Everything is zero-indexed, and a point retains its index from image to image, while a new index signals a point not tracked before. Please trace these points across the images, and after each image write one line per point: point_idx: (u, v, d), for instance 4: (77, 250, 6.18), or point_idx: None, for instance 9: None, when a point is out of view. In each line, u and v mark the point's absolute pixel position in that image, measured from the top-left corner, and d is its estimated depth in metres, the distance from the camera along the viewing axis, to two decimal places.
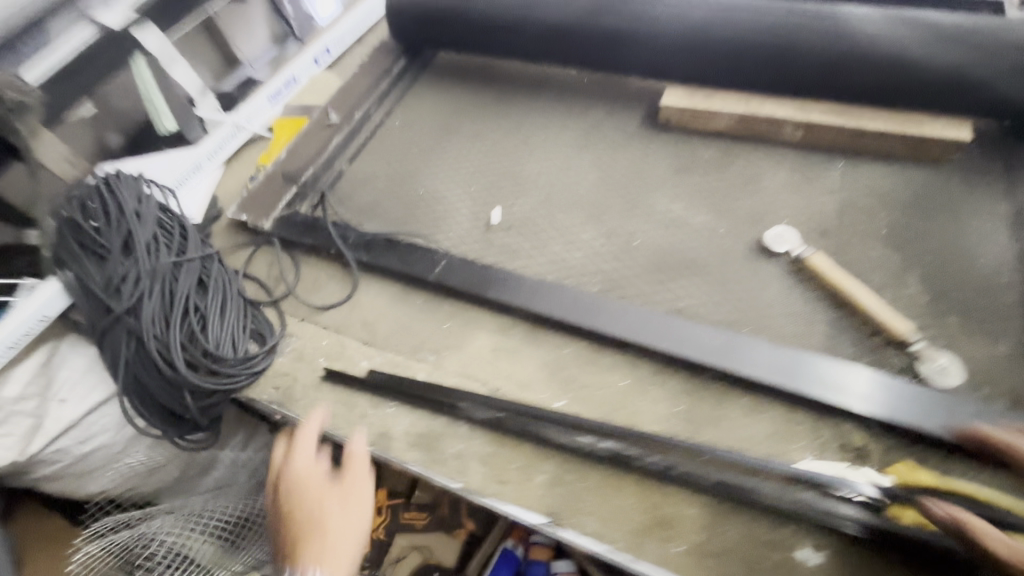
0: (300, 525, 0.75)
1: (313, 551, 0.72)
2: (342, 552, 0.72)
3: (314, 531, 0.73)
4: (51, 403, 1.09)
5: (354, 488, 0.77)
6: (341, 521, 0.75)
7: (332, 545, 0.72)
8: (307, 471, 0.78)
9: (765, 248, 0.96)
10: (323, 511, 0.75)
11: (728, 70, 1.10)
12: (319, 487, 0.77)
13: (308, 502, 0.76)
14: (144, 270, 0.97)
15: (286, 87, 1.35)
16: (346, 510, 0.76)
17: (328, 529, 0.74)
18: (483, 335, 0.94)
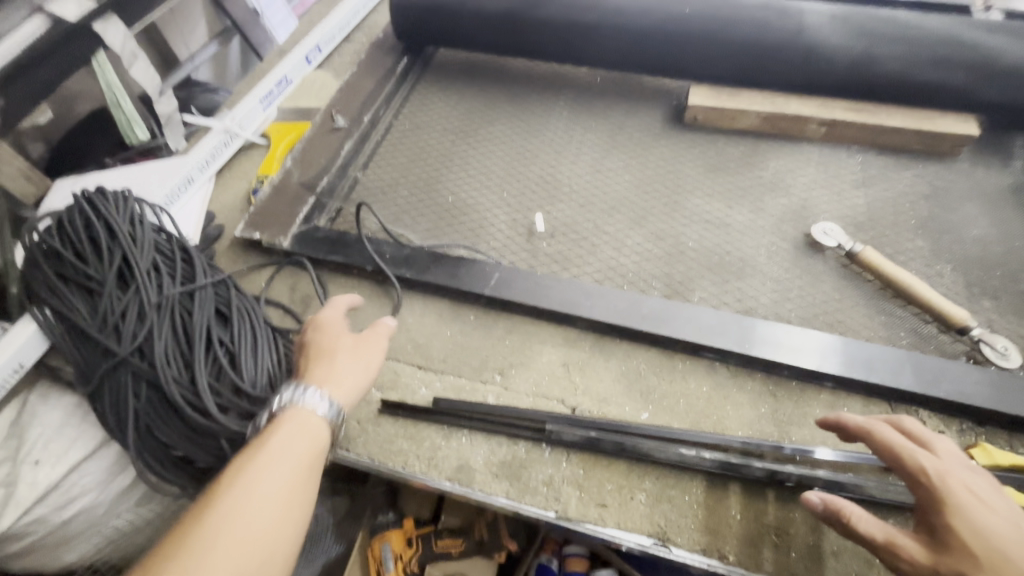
0: (310, 356, 0.74)
1: (316, 375, 0.71)
2: (345, 378, 0.71)
3: (320, 359, 0.73)
4: (24, 466, 0.89)
5: (371, 340, 0.76)
6: (350, 359, 0.74)
7: (337, 372, 0.72)
8: (328, 317, 0.78)
9: (812, 243, 0.98)
10: (337, 343, 0.75)
11: (754, 71, 1.12)
12: (337, 330, 0.76)
13: (325, 334, 0.76)
14: (150, 304, 0.83)
15: (278, 88, 1.23)
16: (357, 353, 0.74)
17: (336, 359, 0.73)
18: (549, 350, 0.88)
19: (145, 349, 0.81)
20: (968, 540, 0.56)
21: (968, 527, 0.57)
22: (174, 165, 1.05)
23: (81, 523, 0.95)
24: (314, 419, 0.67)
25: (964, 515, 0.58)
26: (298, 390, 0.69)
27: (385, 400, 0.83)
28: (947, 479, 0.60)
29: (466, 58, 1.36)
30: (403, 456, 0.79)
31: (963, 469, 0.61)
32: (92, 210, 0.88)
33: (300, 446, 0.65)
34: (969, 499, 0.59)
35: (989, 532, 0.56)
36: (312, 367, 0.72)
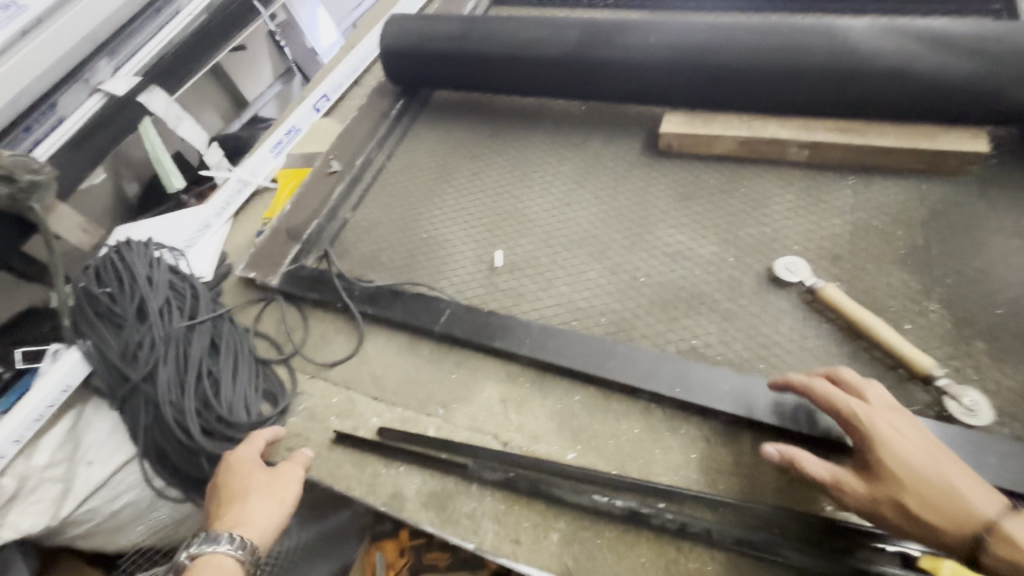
0: (226, 500, 0.80)
1: (230, 518, 0.78)
2: (257, 517, 0.77)
3: (235, 501, 0.79)
4: (80, 465, 1.11)
5: (287, 472, 0.83)
6: (262, 495, 0.80)
7: (251, 512, 0.78)
8: (241, 458, 0.84)
9: (775, 278, 0.93)
10: (250, 482, 0.81)
11: (729, 95, 1.08)
12: (251, 467, 0.83)
13: (238, 477, 0.82)
14: (158, 336, 0.99)
15: (287, 137, 1.39)
16: (271, 489, 0.81)
17: (249, 499, 0.79)
18: (492, 386, 0.93)
19: (153, 376, 0.98)
20: (895, 470, 0.63)
21: (894, 459, 0.63)
22: (196, 214, 1.24)
23: (126, 512, 1.18)
24: (226, 559, 0.73)
25: (890, 449, 0.64)
26: (209, 539, 0.75)
27: (338, 430, 0.92)
28: (874, 421, 0.66)
29: (459, 96, 1.43)
30: (348, 481, 0.87)
31: (886, 409, 0.67)
32: (123, 257, 1.07)
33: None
34: (895, 435, 0.65)
35: (912, 460, 0.63)
36: (227, 511, 0.79)
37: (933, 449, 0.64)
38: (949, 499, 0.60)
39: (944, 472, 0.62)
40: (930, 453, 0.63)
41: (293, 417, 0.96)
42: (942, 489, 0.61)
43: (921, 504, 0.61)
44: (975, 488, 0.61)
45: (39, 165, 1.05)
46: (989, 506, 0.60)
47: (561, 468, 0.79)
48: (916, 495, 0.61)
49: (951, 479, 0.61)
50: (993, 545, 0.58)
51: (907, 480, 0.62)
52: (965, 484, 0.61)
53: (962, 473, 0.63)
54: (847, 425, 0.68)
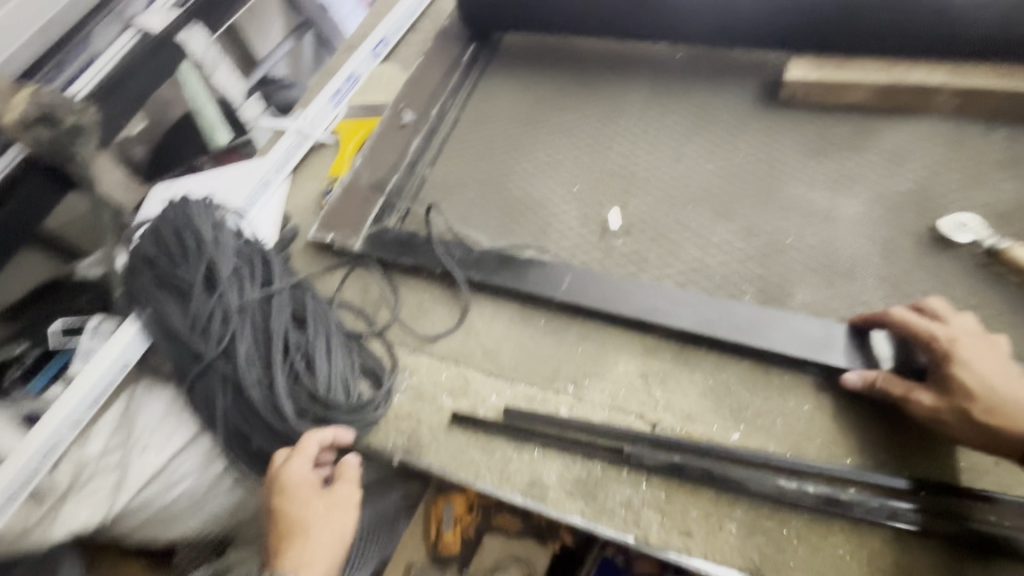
0: (282, 535, 0.70)
1: (290, 557, 0.68)
2: (323, 555, 0.69)
3: (294, 539, 0.70)
4: (134, 452, 0.96)
5: (343, 496, 0.73)
6: (325, 528, 0.71)
7: (312, 550, 0.69)
8: (290, 484, 0.73)
9: (940, 238, 0.84)
10: (308, 512, 0.71)
11: (871, 38, 0.96)
12: (304, 491, 0.72)
13: (294, 509, 0.71)
14: (233, 307, 0.86)
15: (347, 85, 1.22)
16: (332, 521, 0.71)
17: (311, 534, 0.70)
18: (627, 360, 0.82)
19: (230, 353, 0.85)
20: (969, 383, 0.62)
21: (969, 375, 0.62)
22: (253, 170, 1.09)
23: (182, 507, 0.99)
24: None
25: (967, 365, 0.63)
26: None
27: (455, 411, 0.81)
28: (956, 342, 0.65)
29: (533, 43, 1.28)
30: (475, 468, 0.77)
31: (974, 336, 0.65)
32: (181, 217, 0.93)
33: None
34: (976, 355, 0.63)
35: (989, 377, 0.62)
36: (285, 550, 0.69)
37: (1011, 369, 0.63)
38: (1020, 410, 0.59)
39: (1018, 387, 0.61)
40: (1010, 374, 0.62)
41: (398, 398, 0.85)
42: (1014, 401, 0.60)
43: (987, 413, 0.60)
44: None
45: (82, 107, 0.89)
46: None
47: (737, 454, 0.69)
48: (985, 405, 0.61)
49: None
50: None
51: (981, 391, 0.61)
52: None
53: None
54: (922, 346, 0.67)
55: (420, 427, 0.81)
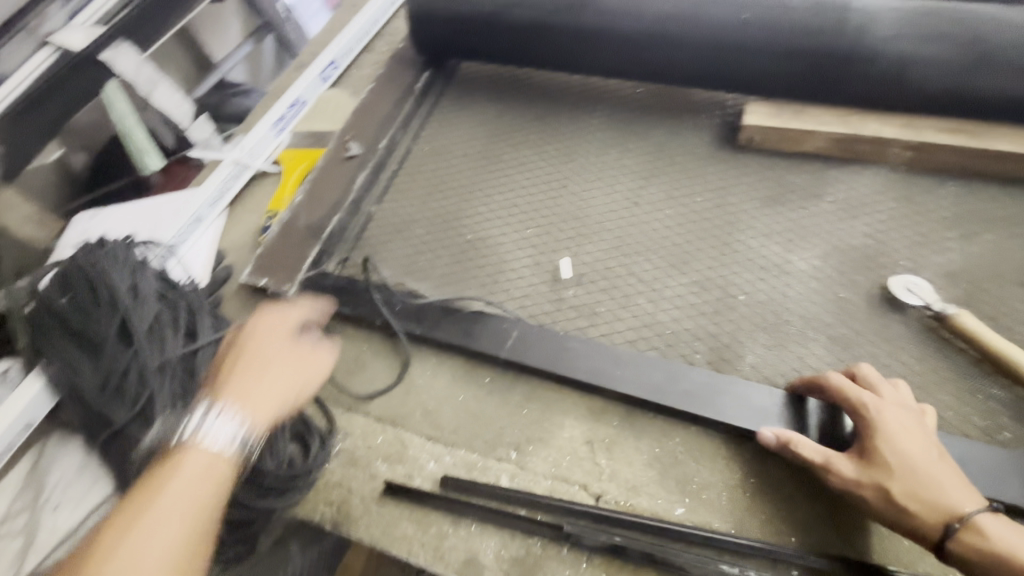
0: (234, 368, 0.65)
1: (235, 394, 0.63)
2: (265, 397, 0.64)
3: (243, 374, 0.65)
4: (44, 512, 0.84)
5: (307, 371, 0.68)
6: (275, 372, 0.66)
7: (254, 391, 0.64)
8: (264, 323, 0.69)
9: (892, 299, 0.83)
10: (267, 351, 0.67)
11: (828, 87, 0.94)
12: (270, 336, 0.68)
13: (259, 349, 0.67)
14: (149, 364, 0.79)
15: (291, 111, 1.16)
16: (291, 382, 0.66)
17: (261, 372, 0.65)
18: (572, 423, 0.78)
19: (144, 415, 0.78)
20: (890, 459, 0.60)
21: (894, 451, 0.61)
22: (185, 203, 1.02)
23: None
24: (221, 461, 0.60)
25: (892, 440, 0.61)
26: (204, 417, 0.60)
27: (389, 479, 0.77)
28: (884, 413, 0.64)
29: (490, 70, 1.23)
30: (408, 544, 0.72)
31: (902, 409, 0.64)
32: (95, 264, 0.85)
33: (211, 477, 0.58)
34: (901, 430, 0.62)
35: (911, 454, 0.60)
36: (233, 381, 0.65)
37: (936, 448, 0.62)
38: (936, 494, 0.58)
39: (937, 469, 0.60)
40: (933, 452, 0.61)
41: (329, 463, 0.79)
42: (931, 483, 0.59)
43: (907, 494, 0.59)
44: (966, 491, 0.59)
45: None
46: (976, 509, 0.57)
47: (666, 528, 0.68)
48: (904, 485, 0.59)
49: (941, 478, 0.59)
50: (966, 540, 0.56)
51: (900, 472, 0.60)
52: (952, 483, 0.59)
53: (955, 472, 0.60)
54: (854, 414, 0.66)
55: (351, 496, 0.76)
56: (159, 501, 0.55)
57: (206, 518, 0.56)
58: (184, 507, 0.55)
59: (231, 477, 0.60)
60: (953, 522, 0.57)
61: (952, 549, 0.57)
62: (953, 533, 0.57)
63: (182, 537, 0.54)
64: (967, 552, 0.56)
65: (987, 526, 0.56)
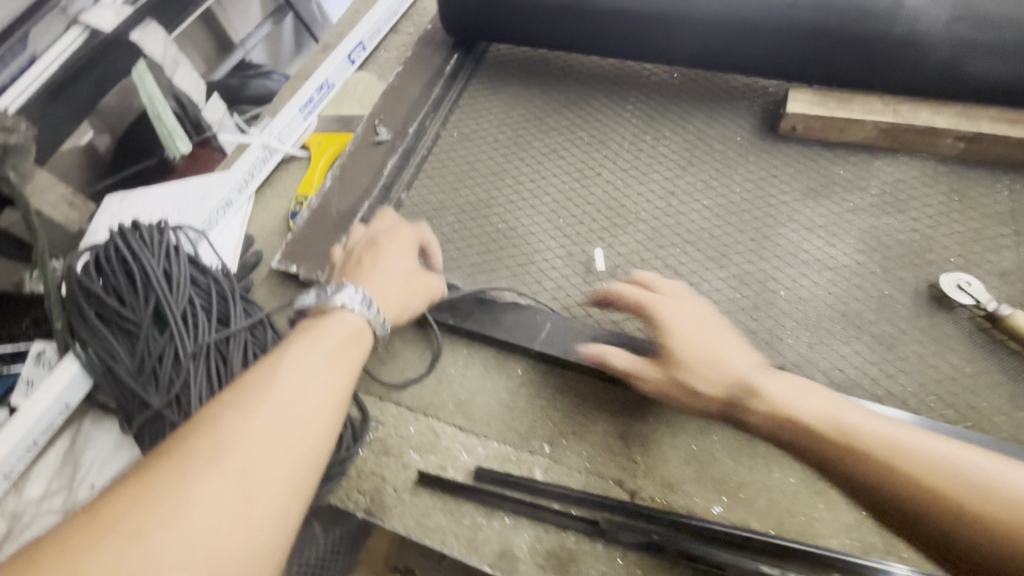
0: (369, 265, 0.72)
1: (373, 283, 0.69)
2: (394, 298, 0.70)
3: (377, 270, 0.71)
4: (81, 490, 0.86)
5: (429, 280, 0.78)
6: (402, 280, 0.73)
7: (387, 287, 0.70)
8: (402, 230, 0.80)
9: (941, 297, 0.80)
10: (398, 261, 0.74)
11: (877, 73, 0.90)
12: (399, 250, 0.76)
13: (391, 249, 0.75)
14: (184, 350, 0.79)
15: (319, 93, 1.13)
16: (412, 287, 0.74)
17: (393, 275, 0.72)
18: (607, 418, 0.78)
19: (180, 401, 0.78)
20: (674, 350, 0.64)
21: (675, 342, 0.65)
22: (214, 186, 1.01)
23: None
24: (364, 333, 0.64)
25: (679, 333, 0.65)
26: (357, 293, 0.66)
27: (423, 469, 0.77)
28: (656, 310, 0.68)
29: (520, 53, 1.20)
30: (442, 534, 0.72)
31: (677, 304, 0.68)
32: (129, 247, 0.85)
33: (349, 352, 0.60)
34: (683, 322, 0.66)
35: (686, 341, 0.64)
36: (374, 263, 0.73)
37: (694, 325, 0.66)
38: (714, 373, 0.62)
39: (726, 349, 0.63)
40: (717, 335, 0.65)
41: (362, 452, 0.79)
42: (704, 365, 0.62)
43: (694, 380, 0.63)
44: (752, 362, 0.62)
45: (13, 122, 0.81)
46: (782, 388, 0.58)
47: (701, 527, 0.67)
48: (688, 371, 0.63)
49: (726, 356, 0.63)
50: (752, 411, 0.59)
51: (689, 360, 0.63)
52: (733, 353, 0.63)
53: (738, 344, 0.64)
54: (645, 321, 0.70)
55: (385, 485, 0.76)
56: (302, 362, 0.56)
57: (345, 389, 0.57)
58: (325, 373, 0.56)
59: (361, 359, 0.62)
60: (740, 392, 0.60)
61: (773, 432, 0.58)
62: (742, 405, 0.59)
63: (324, 399, 0.55)
64: (786, 431, 0.56)
65: (763, 390, 0.59)
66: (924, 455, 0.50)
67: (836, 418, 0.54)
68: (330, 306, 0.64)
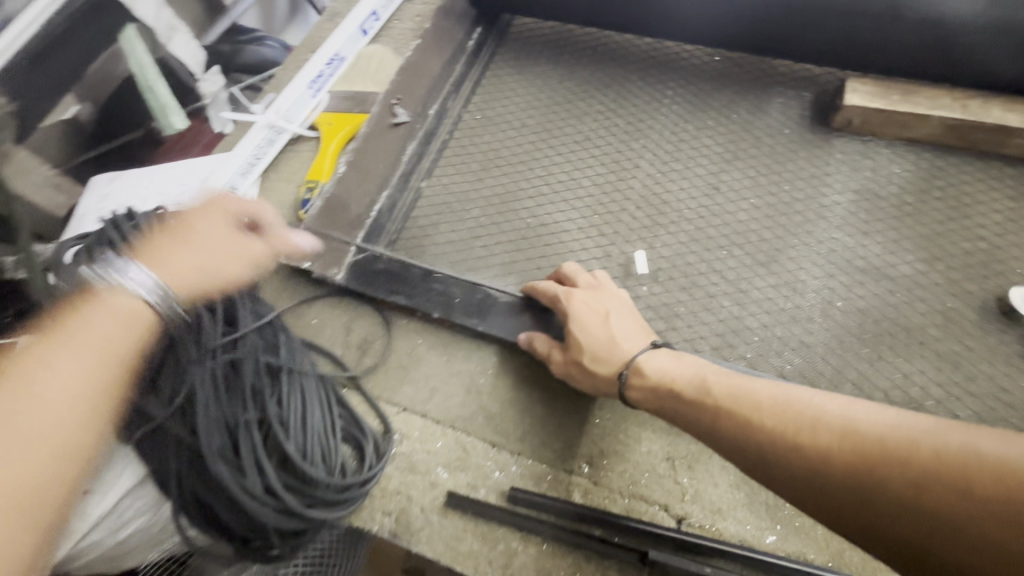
0: (164, 237, 0.68)
1: (156, 258, 0.65)
2: (183, 270, 0.66)
3: (174, 244, 0.67)
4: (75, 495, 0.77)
5: (258, 246, 0.71)
6: (204, 248, 0.68)
7: (178, 258, 0.66)
8: (224, 198, 0.73)
9: (1010, 312, 0.75)
10: (200, 228, 0.69)
11: (947, 63, 0.84)
12: (212, 218, 0.70)
13: (196, 219, 0.70)
14: (190, 354, 0.71)
15: (329, 68, 1.04)
16: (224, 254, 0.68)
17: (189, 245, 0.68)
18: (650, 436, 0.72)
19: (186, 409, 0.71)
20: (577, 335, 0.70)
21: (578, 326, 0.70)
22: (216, 169, 0.92)
23: (138, 542, 0.80)
24: (142, 310, 0.62)
25: (579, 320, 0.71)
26: (122, 270, 0.63)
27: (451, 489, 0.71)
28: (570, 298, 0.73)
29: (546, 27, 1.10)
30: (475, 561, 0.67)
31: (588, 294, 0.73)
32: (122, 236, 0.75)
33: (110, 344, 0.58)
34: (586, 310, 0.71)
35: (586, 327, 0.70)
36: (173, 240, 0.68)
37: (601, 312, 0.71)
38: (612, 352, 0.68)
39: (614, 330, 0.70)
40: (610, 319, 0.71)
41: (386, 468, 0.73)
42: (608, 345, 0.69)
43: (592, 358, 0.69)
44: (636, 341, 0.69)
45: None
46: (700, 381, 0.63)
47: (757, 560, 0.62)
48: (591, 353, 0.69)
49: (616, 336, 0.69)
50: (634, 381, 0.66)
51: (589, 346, 0.69)
52: (624, 335, 0.70)
53: (629, 326, 0.71)
54: (559, 311, 0.75)
55: (411, 506, 0.71)
56: (50, 368, 0.54)
57: (115, 377, 0.57)
58: (84, 372, 0.55)
59: (140, 342, 0.61)
60: (621, 369, 0.67)
61: (698, 425, 0.61)
62: (624, 380, 0.66)
63: (79, 400, 0.53)
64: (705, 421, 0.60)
65: (645, 365, 0.66)
66: (823, 420, 0.54)
67: (744, 398, 0.59)
68: (96, 286, 0.61)
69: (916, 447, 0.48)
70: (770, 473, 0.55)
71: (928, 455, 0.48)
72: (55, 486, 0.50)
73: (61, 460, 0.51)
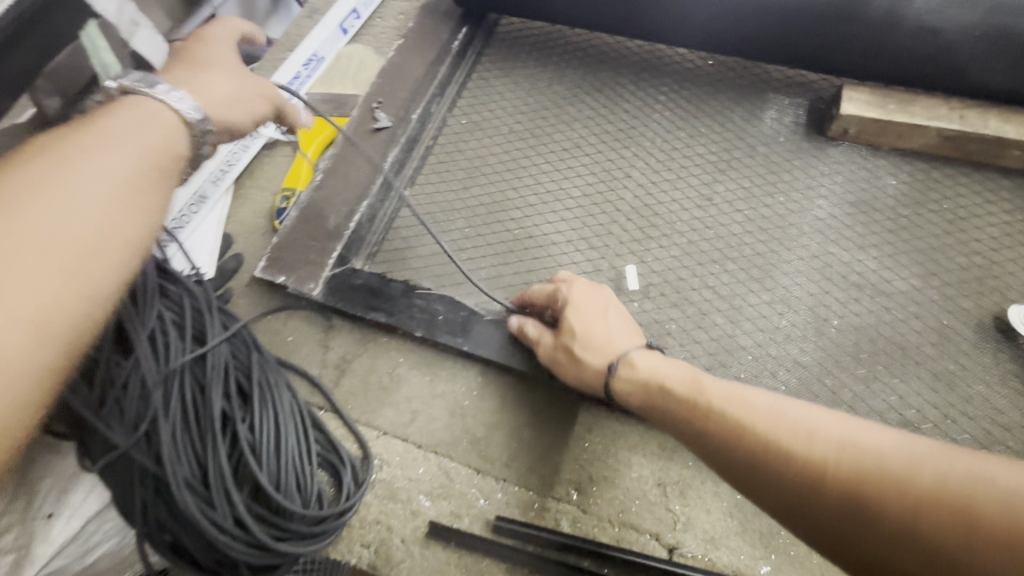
0: (183, 65, 0.60)
1: (189, 83, 0.58)
2: (219, 93, 0.58)
3: (198, 69, 0.59)
4: (34, 522, 0.69)
5: (265, 80, 0.64)
6: (228, 72, 0.61)
7: (208, 81, 0.58)
8: (218, 28, 0.65)
9: (1007, 330, 0.73)
10: (212, 52, 0.61)
11: (946, 73, 0.82)
12: (222, 46, 0.63)
13: (204, 47, 0.62)
14: (153, 378, 0.65)
15: (306, 69, 1.00)
16: (244, 82, 0.61)
17: (210, 68, 0.60)
18: (641, 461, 0.70)
19: (151, 437, 0.65)
20: (572, 322, 0.68)
21: (575, 315, 0.68)
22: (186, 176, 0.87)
23: (105, 565, 0.77)
24: (176, 122, 0.53)
25: (577, 309, 0.69)
26: (155, 86, 0.54)
27: (434, 518, 0.68)
28: (570, 288, 0.71)
29: (535, 27, 1.06)
30: None
31: (588, 287, 0.71)
32: None
33: (149, 144, 0.50)
34: (584, 302, 0.69)
35: (584, 316, 0.68)
36: (194, 65, 0.60)
37: (600, 307, 0.69)
38: (606, 346, 0.66)
39: (609, 325, 0.68)
40: (607, 314, 0.69)
41: (365, 496, 0.70)
42: (602, 338, 0.66)
43: (584, 346, 0.67)
44: (631, 337, 0.67)
45: None
46: (694, 382, 0.59)
47: None
48: (584, 342, 0.67)
49: (612, 333, 0.67)
50: (623, 372, 0.63)
51: (583, 333, 0.67)
52: (620, 331, 0.68)
53: (625, 324, 0.69)
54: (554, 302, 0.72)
55: (391, 536, 0.67)
56: (85, 159, 0.46)
57: (155, 176, 0.50)
58: (130, 167, 0.48)
59: (175, 152, 0.53)
60: (612, 360, 0.64)
61: (684, 423, 0.57)
62: (612, 370, 0.64)
63: (118, 199, 0.47)
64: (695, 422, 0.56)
65: (638, 359, 0.63)
66: (819, 432, 0.49)
67: (736, 401, 0.55)
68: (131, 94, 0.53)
69: (918, 472, 0.44)
70: (756, 481, 0.51)
71: (930, 481, 0.43)
72: (94, 284, 0.45)
73: (77, 270, 0.44)
